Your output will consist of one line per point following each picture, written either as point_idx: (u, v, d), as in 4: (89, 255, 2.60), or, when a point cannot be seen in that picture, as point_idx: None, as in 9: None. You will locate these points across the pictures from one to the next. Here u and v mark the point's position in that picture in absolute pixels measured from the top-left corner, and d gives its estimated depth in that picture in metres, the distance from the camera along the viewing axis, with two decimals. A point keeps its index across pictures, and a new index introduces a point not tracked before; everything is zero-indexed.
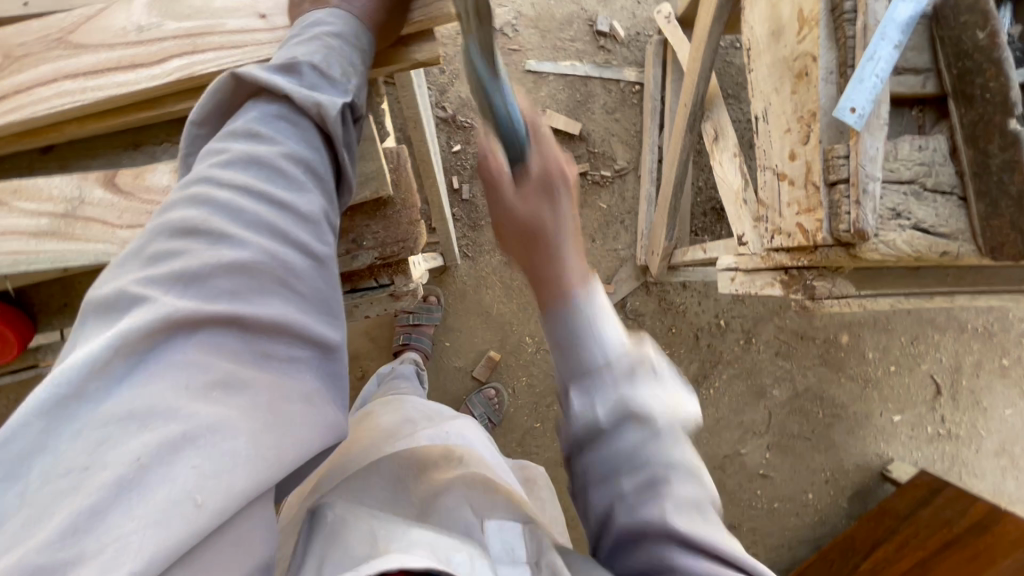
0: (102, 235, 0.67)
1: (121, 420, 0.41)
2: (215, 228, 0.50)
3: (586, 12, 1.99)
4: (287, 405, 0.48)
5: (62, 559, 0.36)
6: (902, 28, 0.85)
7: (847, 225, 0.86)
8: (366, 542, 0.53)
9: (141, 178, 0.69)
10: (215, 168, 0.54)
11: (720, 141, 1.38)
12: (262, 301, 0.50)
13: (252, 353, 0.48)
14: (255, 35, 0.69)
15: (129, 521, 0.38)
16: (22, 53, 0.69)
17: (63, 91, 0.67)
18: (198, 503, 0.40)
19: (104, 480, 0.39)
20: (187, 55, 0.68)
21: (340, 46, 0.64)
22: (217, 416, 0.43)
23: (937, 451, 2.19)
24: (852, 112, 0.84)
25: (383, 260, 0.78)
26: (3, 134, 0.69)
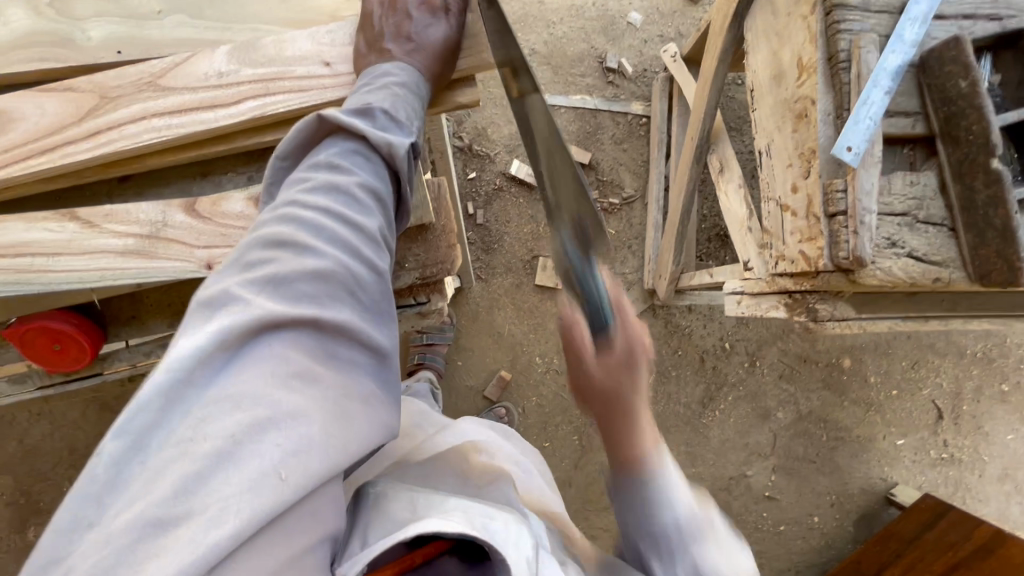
0: (179, 254, 0.75)
1: (222, 402, 0.48)
2: (301, 241, 0.57)
3: (596, 50, 2.11)
4: (351, 403, 0.54)
5: (174, 515, 0.43)
6: (891, 76, 0.94)
7: (846, 252, 0.94)
8: (405, 508, 0.57)
9: (214, 203, 0.77)
10: (302, 193, 0.62)
11: (725, 172, 1.47)
12: (334, 308, 0.56)
13: (326, 352, 0.55)
14: (320, 80, 0.78)
15: (226, 488, 0.44)
16: (114, 93, 0.78)
17: (149, 127, 0.76)
18: (282, 478, 0.46)
19: (209, 449, 0.46)
20: (261, 97, 0.77)
21: (405, 97, 0.72)
22: (298, 404, 0.50)
23: (940, 475, 2.22)
24: (848, 151, 0.93)
25: (422, 281, 0.85)
26: (92, 164, 0.77)
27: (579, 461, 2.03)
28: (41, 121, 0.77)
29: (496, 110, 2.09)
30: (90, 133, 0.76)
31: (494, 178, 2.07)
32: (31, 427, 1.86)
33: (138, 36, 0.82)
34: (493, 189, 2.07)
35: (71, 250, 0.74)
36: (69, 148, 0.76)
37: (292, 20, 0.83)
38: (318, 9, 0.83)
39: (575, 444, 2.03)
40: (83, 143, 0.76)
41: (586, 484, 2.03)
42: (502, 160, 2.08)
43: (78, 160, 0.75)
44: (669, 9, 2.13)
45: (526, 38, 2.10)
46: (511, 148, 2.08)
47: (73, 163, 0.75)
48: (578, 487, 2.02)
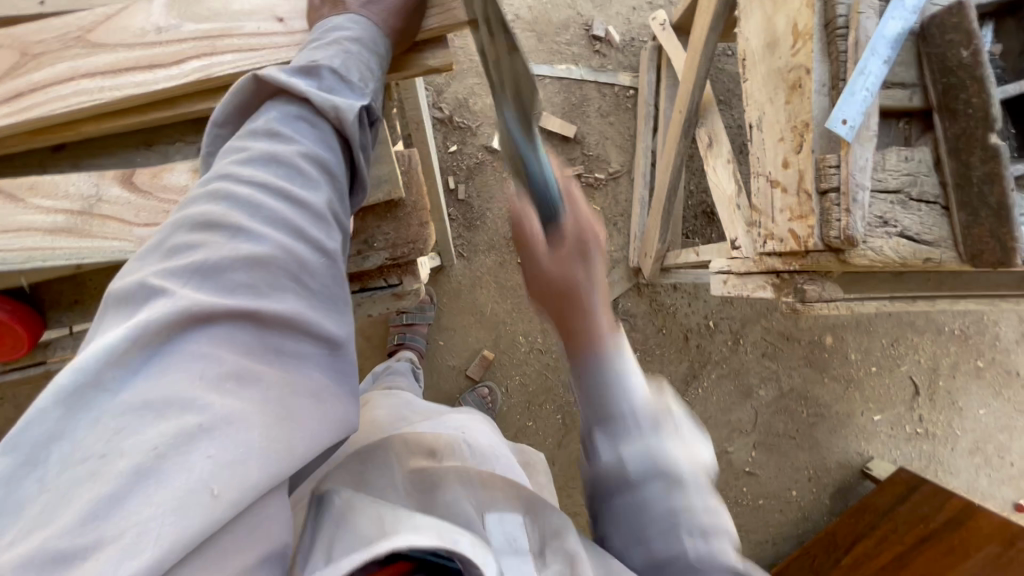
0: (117, 233, 0.69)
1: (136, 410, 0.42)
2: (233, 222, 0.51)
3: (582, 17, 2.02)
4: (299, 401, 0.49)
5: (77, 547, 0.37)
6: (890, 44, 0.89)
7: (837, 232, 0.91)
8: (371, 526, 0.52)
9: (156, 177, 0.70)
10: (236, 165, 0.56)
11: (714, 147, 1.41)
12: (277, 296, 0.51)
13: (265, 347, 0.49)
14: (272, 38, 0.70)
15: (146, 509, 0.39)
16: (38, 50, 0.70)
17: (80, 90, 0.68)
18: (214, 494, 0.41)
19: (122, 468, 0.39)
20: (206, 57, 0.70)
21: (352, 55, 0.66)
22: (232, 407, 0.44)
23: (915, 449, 2.26)
24: (843, 124, 0.88)
25: (393, 261, 0.80)
26: (17, 131, 0.69)
27: (562, 440, 2.02)
28: None
29: (478, 80, 2.00)
30: (13, 96, 0.69)
31: (475, 152, 2.00)
32: None
33: None
34: (474, 163, 2.00)
35: None
36: None
37: None
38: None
39: (558, 423, 2.02)
40: (4, 107, 0.68)
41: (569, 462, 2.02)
42: (484, 133, 2.00)
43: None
44: None
45: (509, 3, 2.01)
46: (493, 121, 2.00)
47: None
48: (560, 465, 2.01)
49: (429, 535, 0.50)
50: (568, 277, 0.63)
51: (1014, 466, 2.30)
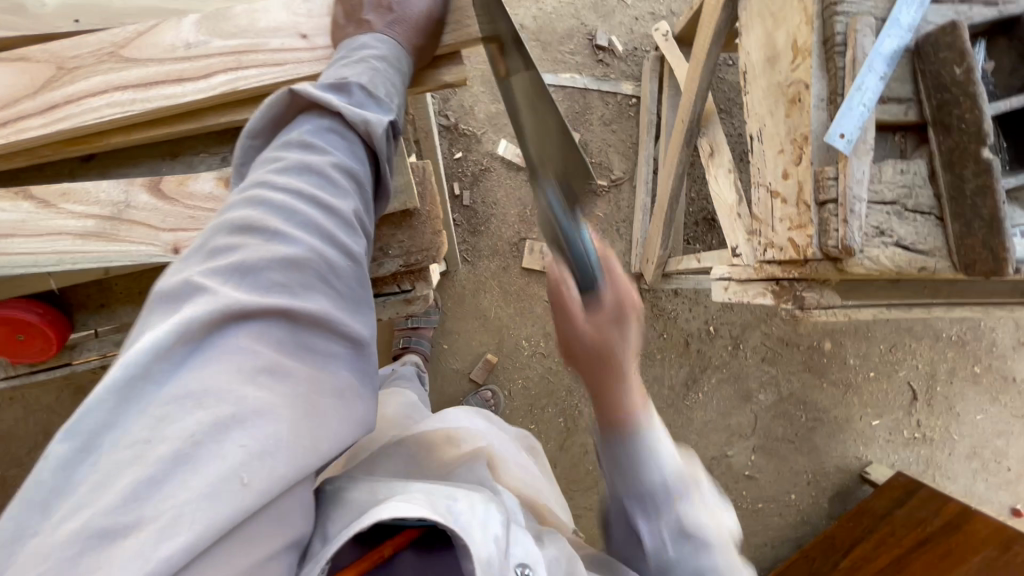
0: (144, 237, 0.72)
1: (179, 400, 0.44)
2: (269, 226, 0.54)
3: (586, 27, 2.06)
4: (328, 399, 0.52)
5: (119, 525, 0.39)
6: (887, 62, 0.93)
7: (836, 242, 0.94)
8: (366, 496, 0.56)
9: (182, 184, 0.74)
10: (272, 173, 0.59)
11: (715, 156, 1.43)
12: (309, 297, 0.54)
13: (297, 346, 0.52)
14: (297, 54, 0.74)
15: (181, 494, 0.41)
16: (73, 64, 0.73)
17: (112, 102, 0.71)
18: (243, 483, 0.43)
19: (163, 454, 0.42)
20: (232, 71, 0.73)
21: (377, 71, 0.69)
22: (266, 401, 0.47)
23: (912, 454, 2.29)
24: (841, 138, 0.92)
25: (407, 268, 0.83)
26: (49, 141, 0.72)
27: (564, 443, 2.05)
28: None
29: (484, 88, 2.04)
30: (48, 107, 0.71)
31: (480, 159, 2.03)
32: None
33: (103, 7, 0.78)
34: (479, 170, 2.04)
35: (28, 231, 0.70)
36: (25, 123, 0.71)
37: None
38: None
39: (560, 427, 2.05)
40: (39, 118, 0.71)
41: (571, 465, 2.05)
42: (488, 140, 2.04)
43: (32, 137, 0.70)
44: None
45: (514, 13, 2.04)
46: (498, 128, 2.03)
47: (27, 140, 0.71)
48: (562, 468, 2.04)
49: (421, 503, 0.53)
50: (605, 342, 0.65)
51: (1011, 471, 2.32)
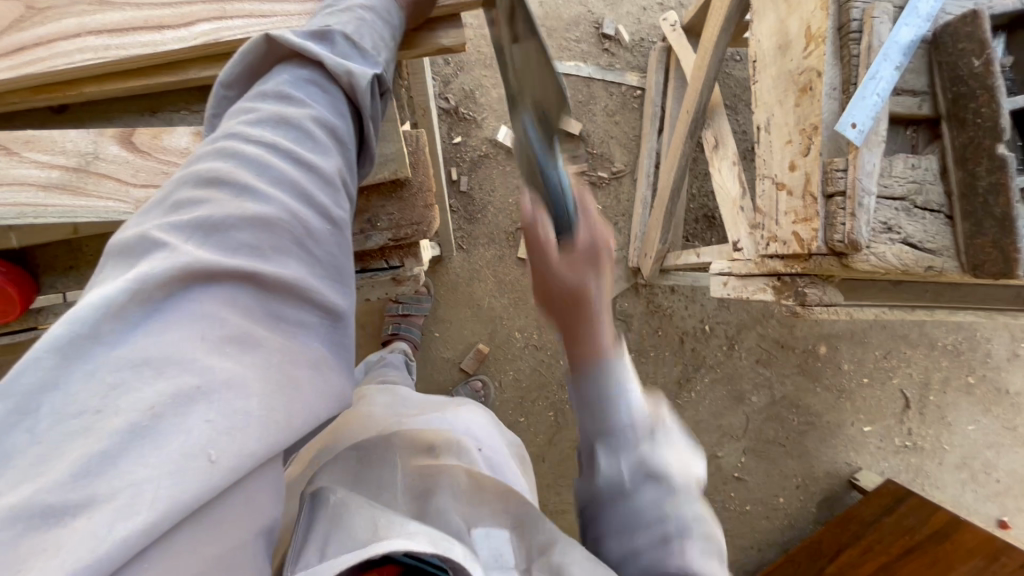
0: (113, 193, 0.69)
1: (134, 367, 0.41)
2: (240, 181, 0.51)
3: (593, 15, 2.01)
4: (300, 370, 0.48)
5: (70, 503, 0.36)
6: (902, 51, 0.90)
7: (842, 236, 0.91)
8: (365, 529, 0.50)
9: (156, 138, 0.70)
10: (244, 125, 0.55)
11: (719, 149, 1.38)
12: (280, 259, 0.50)
13: (266, 311, 0.49)
14: (283, 5, 0.69)
15: (143, 471, 0.38)
16: (44, 4, 0.69)
17: (85, 47, 0.68)
18: (212, 460, 0.40)
19: (117, 425, 0.39)
20: (215, 20, 0.69)
21: (360, 24, 0.66)
22: (234, 372, 0.43)
23: (902, 462, 2.28)
24: (853, 128, 0.88)
25: (395, 242, 0.78)
26: (18, 86, 0.69)
27: (553, 437, 2.02)
28: None
29: (485, 71, 2.00)
30: (15, 50, 0.68)
31: (479, 145, 1.99)
32: None
33: None
34: (478, 156, 2.00)
35: None
36: None
37: None
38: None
39: (550, 421, 2.02)
40: (7, 60, 0.67)
41: (559, 460, 2.02)
42: (489, 126, 1.99)
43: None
44: None
45: None
46: (499, 114, 1.99)
47: None
48: (550, 462, 2.02)
49: (425, 543, 0.48)
50: None
51: (999, 482, 2.31)
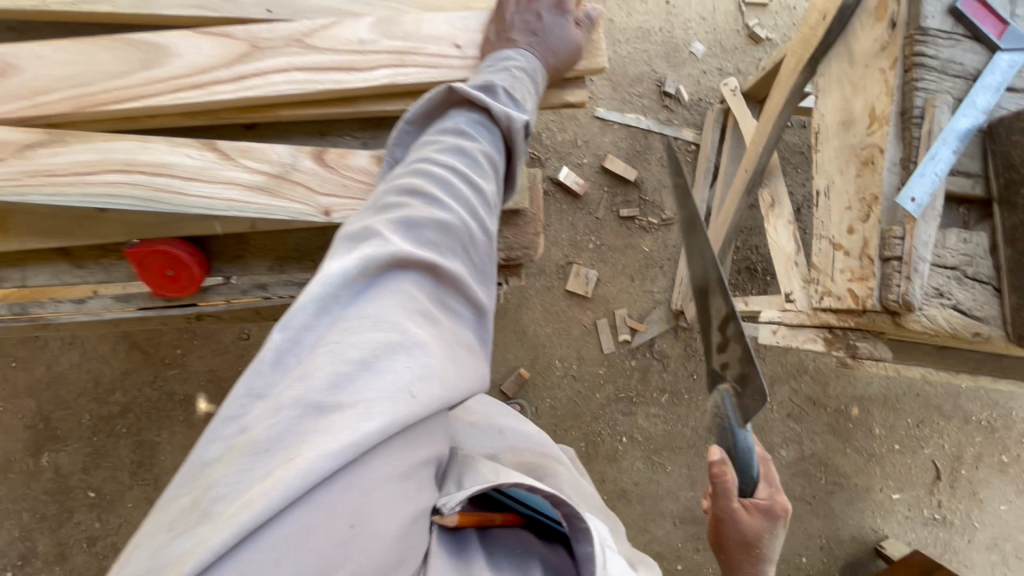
0: (303, 198, 0.79)
1: (364, 320, 0.53)
2: (432, 192, 0.64)
3: (656, 74, 2.17)
4: (463, 349, 0.59)
5: (326, 406, 0.47)
6: (959, 138, 1.00)
7: (896, 296, 0.99)
8: (489, 472, 0.64)
9: (342, 156, 0.82)
10: (432, 151, 0.69)
11: (776, 207, 1.48)
12: (455, 258, 0.62)
13: (442, 298, 0.61)
14: (450, 61, 0.85)
15: (371, 392, 0.49)
16: (264, 44, 0.83)
17: (292, 80, 0.82)
18: (413, 396, 0.51)
19: (353, 359, 0.50)
20: (395, 67, 0.84)
21: (519, 77, 0.80)
22: (428, 339, 0.55)
23: (931, 535, 2.26)
24: (912, 201, 0.98)
25: (505, 262, 0.90)
26: (232, 105, 0.82)
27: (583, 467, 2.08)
28: (190, 56, 0.82)
29: (552, 116, 2.16)
30: (237, 77, 0.81)
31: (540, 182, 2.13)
32: (60, 355, 2.02)
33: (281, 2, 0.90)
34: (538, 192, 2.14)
35: (209, 178, 0.79)
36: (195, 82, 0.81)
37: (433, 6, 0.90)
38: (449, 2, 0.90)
39: (581, 451, 2.09)
40: (230, 85, 0.81)
41: None
42: (551, 165, 2.14)
43: (221, 100, 0.80)
44: (732, 44, 2.20)
45: None
46: (561, 155, 2.15)
47: (217, 101, 0.80)
48: None
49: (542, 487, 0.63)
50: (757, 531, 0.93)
51: None
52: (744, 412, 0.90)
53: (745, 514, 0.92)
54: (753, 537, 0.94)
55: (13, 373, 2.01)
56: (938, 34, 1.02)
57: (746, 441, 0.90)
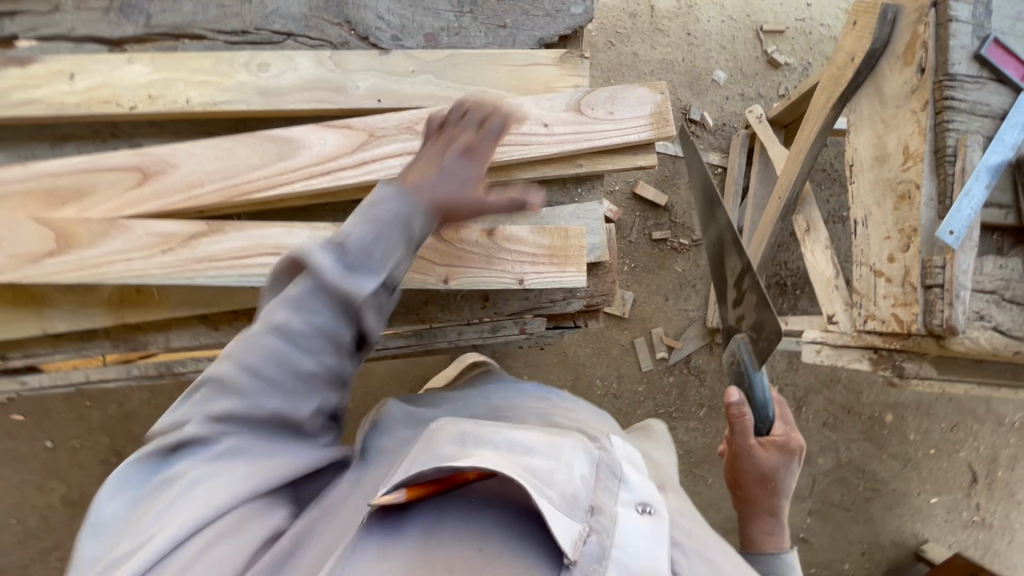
0: (428, 271, 0.88)
1: (199, 422, 0.63)
2: (312, 298, 0.66)
3: (680, 102, 2.27)
4: (218, 429, 0.64)
5: (158, 487, 0.61)
6: (991, 173, 1.09)
7: (940, 320, 1.08)
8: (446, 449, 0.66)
9: (457, 233, 0.90)
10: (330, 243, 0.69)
11: (811, 233, 1.57)
12: (269, 358, 0.65)
13: (243, 393, 0.64)
14: (539, 139, 0.90)
15: (181, 482, 0.61)
16: (381, 133, 0.88)
17: (404, 164, 0.88)
18: (185, 477, 0.61)
19: (183, 451, 0.63)
20: None
21: (391, 221, 0.70)
22: (197, 429, 0.63)
23: (970, 537, 2.31)
24: (951, 234, 1.07)
25: (587, 307, 1.00)
26: (349, 187, 0.88)
27: None
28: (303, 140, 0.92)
29: None
30: (355, 163, 0.87)
31: None
32: (129, 395, 2.10)
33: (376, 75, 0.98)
34: None
35: None
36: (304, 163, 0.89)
37: (520, 85, 0.94)
38: (538, 80, 0.93)
39: None
40: (351, 170, 0.87)
41: None
42: None
43: (342, 185, 0.86)
44: (752, 70, 2.29)
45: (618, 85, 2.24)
46: None
47: (340, 185, 0.87)
48: None
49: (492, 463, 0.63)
50: (770, 469, 0.96)
51: None
52: (759, 357, 1.01)
53: (760, 448, 0.97)
54: (769, 472, 0.96)
55: (87, 412, 2.10)
56: (966, 79, 1.12)
57: (761, 382, 1.00)
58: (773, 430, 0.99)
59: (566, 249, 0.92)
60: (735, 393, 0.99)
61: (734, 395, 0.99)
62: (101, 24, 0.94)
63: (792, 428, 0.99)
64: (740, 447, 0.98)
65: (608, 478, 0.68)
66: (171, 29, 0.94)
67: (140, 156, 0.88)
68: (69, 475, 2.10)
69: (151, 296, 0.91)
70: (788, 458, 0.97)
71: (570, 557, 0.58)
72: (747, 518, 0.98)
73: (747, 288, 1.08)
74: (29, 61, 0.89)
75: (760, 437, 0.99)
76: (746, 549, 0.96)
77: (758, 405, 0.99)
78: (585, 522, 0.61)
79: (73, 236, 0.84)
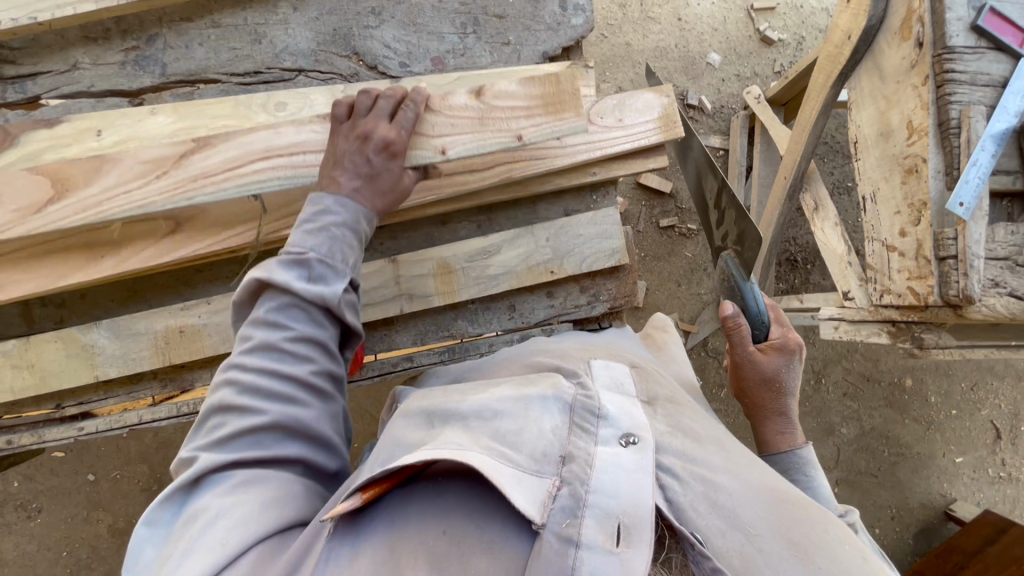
0: (422, 143, 0.85)
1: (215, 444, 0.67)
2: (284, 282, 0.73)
3: (677, 88, 2.27)
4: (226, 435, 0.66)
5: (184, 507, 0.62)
6: (997, 142, 1.10)
7: (956, 291, 1.10)
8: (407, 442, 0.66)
9: (443, 98, 0.86)
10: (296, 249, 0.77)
11: (820, 211, 1.59)
12: (260, 339, 0.71)
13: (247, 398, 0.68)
14: (553, 151, 0.94)
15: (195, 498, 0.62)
16: None
17: (425, 189, 0.93)
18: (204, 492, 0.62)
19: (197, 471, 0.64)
20: (507, 164, 0.94)
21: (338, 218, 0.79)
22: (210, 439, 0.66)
23: (998, 492, 2.33)
24: (961, 206, 1.08)
25: (610, 309, 1.05)
26: None
27: None
28: None
29: None
30: None
31: None
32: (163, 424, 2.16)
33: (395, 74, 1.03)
34: None
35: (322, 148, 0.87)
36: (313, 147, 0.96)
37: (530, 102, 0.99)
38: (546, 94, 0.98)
39: None
40: None
41: None
42: None
43: None
44: (746, 50, 2.29)
45: (614, 77, 2.24)
46: None
47: None
48: None
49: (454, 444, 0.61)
50: (773, 372, 1.00)
51: None
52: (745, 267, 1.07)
53: (759, 353, 1.00)
54: (772, 374, 1.00)
55: (124, 444, 2.16)
56: (964, 50, 1.13)
57: (752, 293, 1.04)
58: (771, 333, 1.03)
59: (561, 94, 0.87)
60: (729, 305, 1.02)
61: (727, 306, 1.02)
62: (120, 78, 0.98)
63: (791, 329, 1.03)
64: (740, 357, 1.02)
65: (583, 420, 0.65)
66: (186, 76, 0.98)
67: (169, 204, 0.94)
68: (113, 505, 2.15)
69: (195, 336, 0.97)
70: (789, 357, 1.00)
71: (539, 522, 0.55)
72: (760, 421, 1.02)
73: (726, 207, 1.15)
74: (56, 120, 0.93)
75: (758, 343, 1.02)
76: (763, 451, 1.00)
77: (749, 311, 1.04)
78: (555, 477, 0.59)
79: (68, 178, 0.85)
